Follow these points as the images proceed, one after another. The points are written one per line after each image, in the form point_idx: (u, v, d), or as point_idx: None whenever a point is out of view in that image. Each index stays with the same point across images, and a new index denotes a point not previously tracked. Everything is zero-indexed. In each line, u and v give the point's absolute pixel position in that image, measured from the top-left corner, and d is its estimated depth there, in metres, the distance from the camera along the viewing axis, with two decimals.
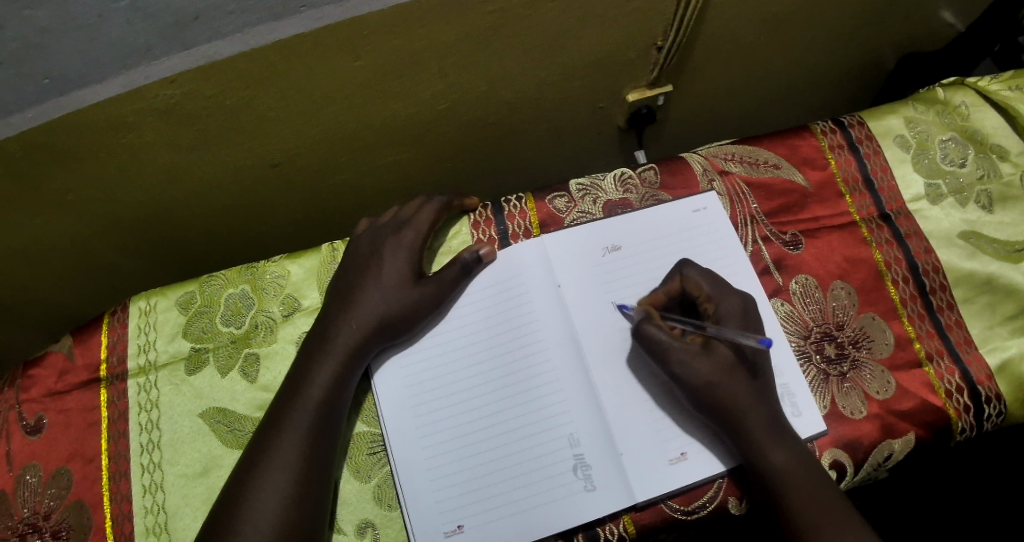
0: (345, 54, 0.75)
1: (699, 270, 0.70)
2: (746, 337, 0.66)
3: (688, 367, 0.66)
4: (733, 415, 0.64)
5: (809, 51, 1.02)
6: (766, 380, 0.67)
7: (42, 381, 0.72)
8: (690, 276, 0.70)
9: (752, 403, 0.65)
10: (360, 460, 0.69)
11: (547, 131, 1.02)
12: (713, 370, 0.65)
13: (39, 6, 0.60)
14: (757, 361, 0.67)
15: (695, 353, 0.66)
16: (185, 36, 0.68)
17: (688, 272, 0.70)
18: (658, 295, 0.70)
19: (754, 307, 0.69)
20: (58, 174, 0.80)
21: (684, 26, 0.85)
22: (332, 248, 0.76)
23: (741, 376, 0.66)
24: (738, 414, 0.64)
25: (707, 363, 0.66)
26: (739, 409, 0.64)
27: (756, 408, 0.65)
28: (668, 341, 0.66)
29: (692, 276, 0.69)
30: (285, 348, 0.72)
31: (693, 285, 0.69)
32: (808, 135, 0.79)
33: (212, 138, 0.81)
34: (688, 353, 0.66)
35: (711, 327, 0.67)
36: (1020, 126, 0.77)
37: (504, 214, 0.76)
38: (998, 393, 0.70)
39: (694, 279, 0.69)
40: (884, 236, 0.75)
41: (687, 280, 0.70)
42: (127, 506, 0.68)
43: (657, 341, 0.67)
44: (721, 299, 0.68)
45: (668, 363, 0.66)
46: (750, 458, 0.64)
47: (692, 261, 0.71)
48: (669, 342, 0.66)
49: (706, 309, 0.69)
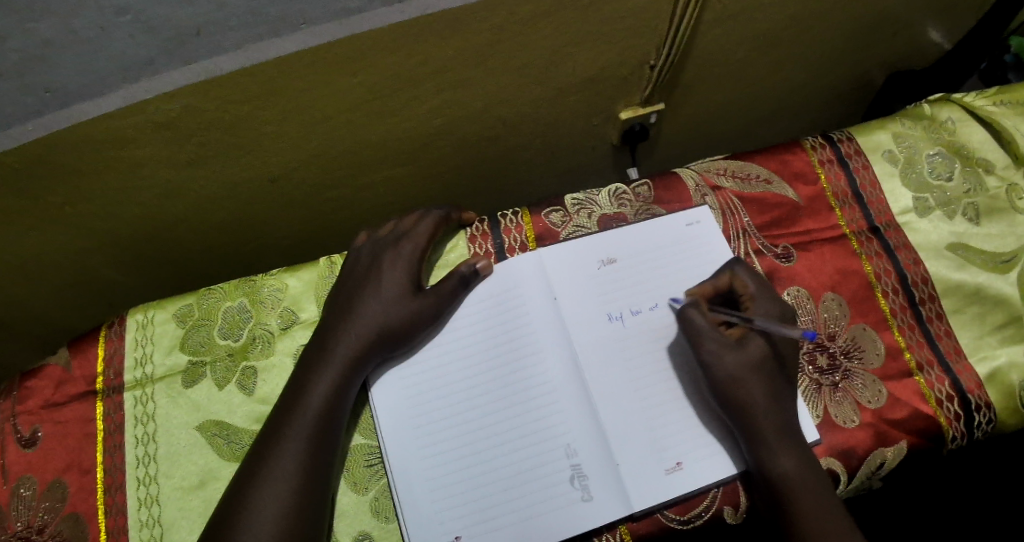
0: (343, 72, 0.77)
1: (749, 272, 0.71)
2: (790, 329, 0.67)
3: (718, 356, 0.67)
4: (743, 417, 0.65)
5: (799, 70, 1.04)
6: (788, 373, 0.68)
7: (38, 393, 0.71)
8: (739, 274, 0.71)
9: (768, 404, 0.66)
10: (357, 471, 0.69)
11: (543, 150, 1.04)
12: (740, 365, 0.67)
13: (41, 19, 0.62)
14: (783, 358, 0.68)
15: (726, 345, 0.67)
16: (186, 53, 0.70)
17: (738, 271, 0.71)
18: (704, 287, 0.71)
19: (791, 312, 0.70)
20: (58, 189, 0.81)
21: (675, 44, 0.87)
22: (330, 261, 0.76)
23: (765, 376, 0.67)
24: (749, 419, 0.65)
25: (735, 357, 0.67)
26: (752, 413, 0.65)
27: (765, 414, 0.65)
28: (706, 329, 0.68)
29: (741, 275, 0.71)
30: (282, 361, 0.73)
31: (740, 283, 0.71)
32: (798, 150, 0.81)
33: (212, 155, 0.83)
34: (719, 343, 0.67)
35: (758, 321, 0.68)
36: (1005, 140, 0.79)
37: (500, 228, 0.77)
38: (988, 402, 0.71)
39: (742, 277, 0.70)
40: (873, 248, 0.76)
41: (735, 278, 0.71)
42: (123, 518, 0.67)
43: (693, 326, 0.68)
44: (764, 302, 0.69)
45: (699, 349, 0.68)
46: (755, 461, 0.65)
47: (743, 262, 0.72)
48: (705, 330, 0.68)
49: (746, 308, 0.70)
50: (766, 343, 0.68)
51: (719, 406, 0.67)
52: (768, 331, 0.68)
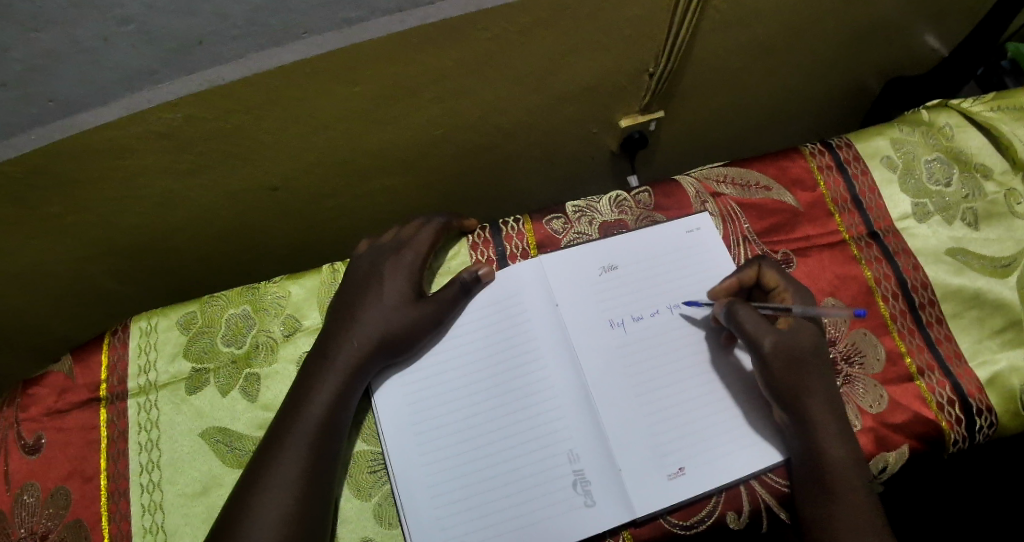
0: (344, 81, 0.78)
1: (774, 264, 0.72)
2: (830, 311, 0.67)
3: (779, 346, 0.67)
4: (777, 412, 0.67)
5: (798, 77, 1.05)
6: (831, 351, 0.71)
7: (42, 400, 0.72)
8: (766, 267, 0.72)
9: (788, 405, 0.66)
10: (360, 478, 0.69)
11: (542, 158, 1.04)
12: (800, 350, 0.68)
13: (45, 29, 0.63)
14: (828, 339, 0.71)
15: (784, 335, 0.68)
16: (188, 61, 0.70)
17: (765, 264, 0.72)
18: (733, 282, 0.72)
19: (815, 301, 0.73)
20: (62, 197, 0.81)
21: (674, 53, 0.88)
22: (333, 269, 0.77)
23: (822, 358, 0.68)
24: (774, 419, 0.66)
25: (795, 343, 0.68)
26: None
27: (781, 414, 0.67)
28: (760, 321, 0.68)
29: (769, 268, 0.72)
30: (285, 368, 0.73)
31: (768, 276, 0.72)
32: (797, 156, 0.81)
33: (216, 162, 0.83)
34: (777, 335, 0.68)
35: (797, 307, 0.69)
36: (1003, 145, 0.79)
37: (502, 235, 0.77)
38: (989, 405, 0.71)
39: (771, 270, 0.72)
40: (873, 254, 0.77)
41: (764, 272, 0.72)
42: (126, 525, 0.68)
43: (747, 320, 0.68)
44: (795, 292, 0.71)
45: (760, 342, 0.68)
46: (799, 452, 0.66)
47: (766, 256, 0.74)
48: (761, 323, 0.68)
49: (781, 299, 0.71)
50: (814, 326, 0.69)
51: (772, 399, 0.68)
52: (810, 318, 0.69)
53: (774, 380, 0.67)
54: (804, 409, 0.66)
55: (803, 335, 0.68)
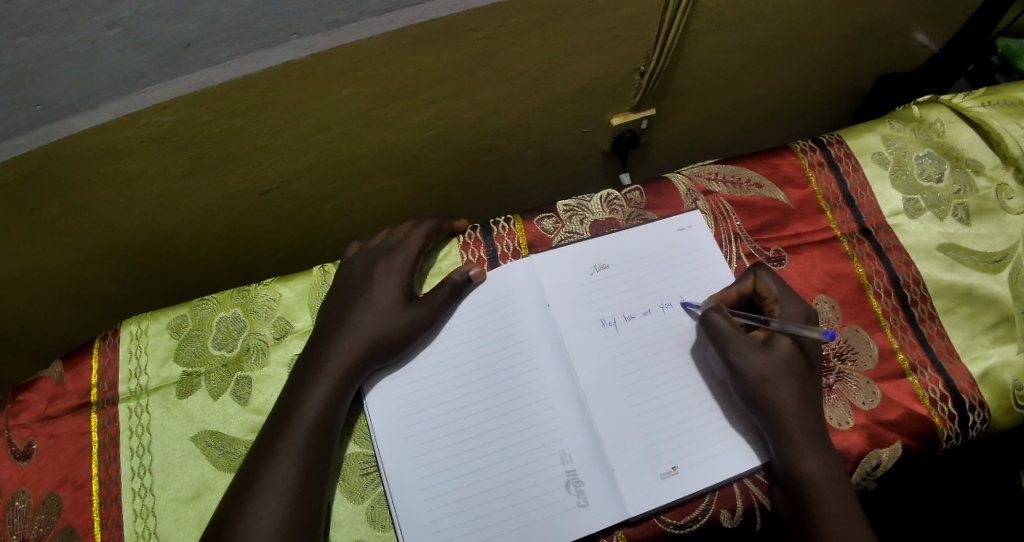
0: (335, 85, 0.77)
1: (772, 274, 0.72)
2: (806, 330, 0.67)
3: (745, 357, 0.68)
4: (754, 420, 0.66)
5: (792, 74, 1.05)
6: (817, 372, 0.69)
7: (32, 406, 0.71)
8: (762, 277, 0.72)
9: (778, 404, 0.66)
10: (352, 481, 0.69)
11: (535, 158, 1.04)
12: (770, 366, 0.67)
13: (34, 34, 0.62)
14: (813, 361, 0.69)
15: (753, 346, 0.68)
16: (179, 64, 0.70)
17: (761, 273, 0.72)
18: (730, 292, 0.72)
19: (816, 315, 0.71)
20: (51, 202, 0.81)
21: (665, 52, 0.87)
22: (323, 270, 0.76)
23: (795, 377, 0.67)
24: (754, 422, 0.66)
25: (764, 358, 0.68)
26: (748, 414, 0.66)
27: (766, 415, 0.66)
28: (729, 330, 0.69)
29: (764, 277, 0.71)
30: (277, 371, 0.73)
31: (763, 286, 0.71)
32: (788, 154, 0.81)
33: (207, 166, 0.83)
34: (746, 344, 0.68)
35: (774, 321, 0.69)
36: (994, 141, 0.79)
37: (493, 235, 0.77)
38: (982, 401, 0.71)
39: (766, 280, 0.71)
40: (865, 250, 0.77)
41: (759, 281, 0.72)
42: (118, 531, 0.67)
43: (718, 328, 0.69)
44: (787, 304, 0.70)
45: (727, 350, 0.68)
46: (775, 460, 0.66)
47: (766, 265, 0.73)
48: (730, 332, 0.68)
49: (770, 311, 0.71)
50: (794, 344, 0.69)
51: (744, 406, 0.68)
52: (790, 333, 0.69)
53: (765, 379, 0.67)
54: (790, 408, 0.66)
55: (779, 343, 0.68)
